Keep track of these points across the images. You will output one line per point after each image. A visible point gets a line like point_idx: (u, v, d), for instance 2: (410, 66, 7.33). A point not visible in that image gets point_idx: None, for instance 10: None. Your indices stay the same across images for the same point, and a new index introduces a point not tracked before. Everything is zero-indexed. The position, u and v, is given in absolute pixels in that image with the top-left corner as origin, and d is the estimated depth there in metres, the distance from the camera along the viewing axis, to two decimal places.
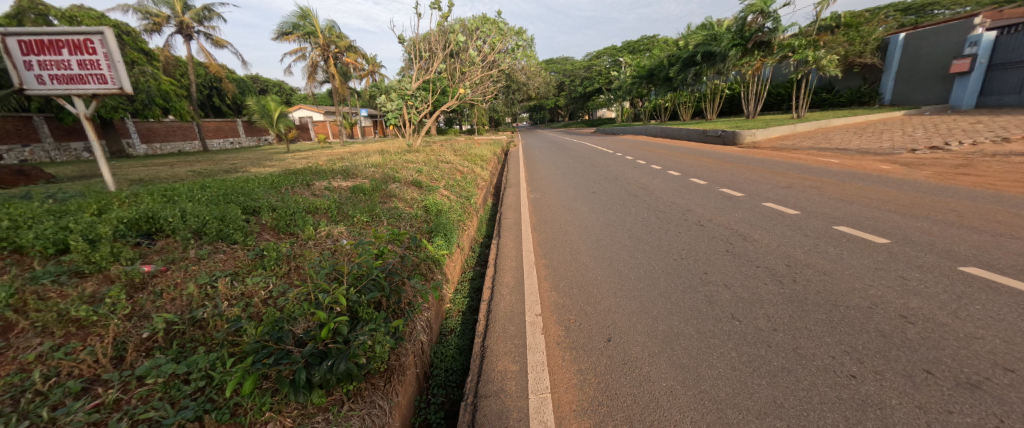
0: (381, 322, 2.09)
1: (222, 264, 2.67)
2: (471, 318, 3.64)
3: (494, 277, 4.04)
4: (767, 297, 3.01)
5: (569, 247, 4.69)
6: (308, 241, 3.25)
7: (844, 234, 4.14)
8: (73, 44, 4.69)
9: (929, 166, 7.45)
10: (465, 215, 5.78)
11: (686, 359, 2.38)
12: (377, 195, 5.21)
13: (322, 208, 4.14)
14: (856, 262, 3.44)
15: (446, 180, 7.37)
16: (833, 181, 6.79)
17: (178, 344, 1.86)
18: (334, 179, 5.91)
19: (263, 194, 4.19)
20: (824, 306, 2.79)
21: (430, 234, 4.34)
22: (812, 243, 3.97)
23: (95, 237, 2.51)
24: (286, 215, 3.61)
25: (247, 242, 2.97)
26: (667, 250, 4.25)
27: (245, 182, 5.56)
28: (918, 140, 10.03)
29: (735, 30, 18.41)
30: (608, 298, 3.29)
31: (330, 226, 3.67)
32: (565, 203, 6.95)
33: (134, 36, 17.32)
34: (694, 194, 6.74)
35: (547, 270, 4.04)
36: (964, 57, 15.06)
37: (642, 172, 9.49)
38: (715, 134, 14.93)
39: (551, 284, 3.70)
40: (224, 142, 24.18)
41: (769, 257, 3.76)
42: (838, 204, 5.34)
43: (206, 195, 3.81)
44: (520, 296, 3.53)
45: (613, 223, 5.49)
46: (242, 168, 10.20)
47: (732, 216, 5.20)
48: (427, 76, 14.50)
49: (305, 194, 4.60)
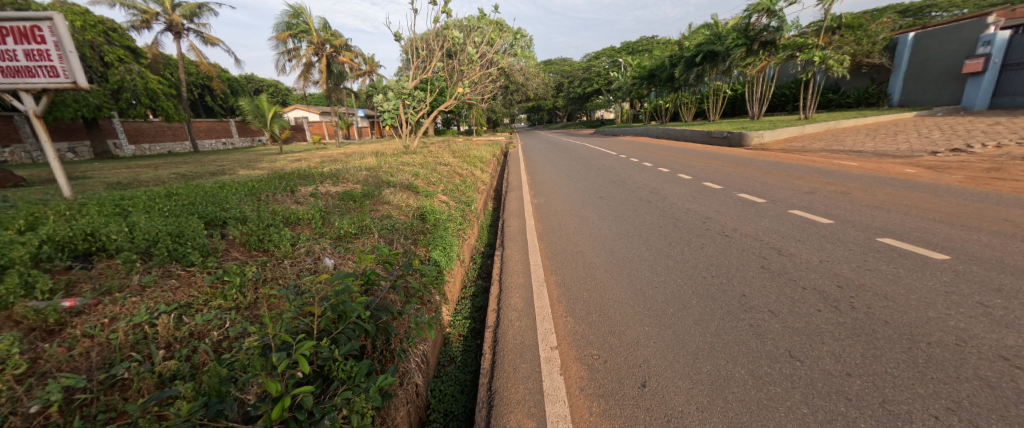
0: (362, 380, 1.59)
1: (171, 295, 2.18)
2: (473, 344, 3.18)
3: (498, 297, 3.56)
4: (827, 329, 2.55)
5: (581, 260, 4.23)
6: (283, 260, 2.78)
7: (893, 248, 3.68)
8: (18, 32, 4.25)
9: (957, 170, 7.03)
10: (465, 222, 5.30)
11: (748, 417, 1.91)
12: (368, 202, 4.71)
13: (304, 217, 3.65)
14: (918, 283, 2.99)
15: (445, 184, 6.87)
16: (860, 186, 6.35)
17: (81, 419, 1.37)
18: (321, 184, 5.40)
19: (236, 202, 3.68)
20: (899, 343, 2.33)
21: (427, 247, 3.85)
22: (859, 259, 3.51)
23: (6, 263, 2.03)
24: (259, 229, 3.10)
25: (207, 263, 2.48)
26: (693, 265, 3.79)
27: (221, 186, 5.04)
28: (937, 142, 9.62)
29: (739, 29, 17.96)
30: (633, 327, 2.82)
31: (311, 241, 3.19)
32: (572, 209, 6.50)
33: (121, 33, 16.72)
34: (710, 200, 6.28)
35: (559, 289, 3.56)
36: (977, 57, 14.73)
37: (649, 175, 9.04)
38: (721, 135, 14.51)
39: (566, 308, 3.21)
40: (216, 142, 23.61)
41: (814, 276, 3.28)
42: (872, 212, 4.89)
43: (168, 205, 3.31)
44: (530, 321, 3.05)
45: (626, 233, 5.02)
46: (231, 171, 9.72)
47: (758, 226, 4.74)
48: (424, 75, 13.99)
49: (288, 201, 4.11)
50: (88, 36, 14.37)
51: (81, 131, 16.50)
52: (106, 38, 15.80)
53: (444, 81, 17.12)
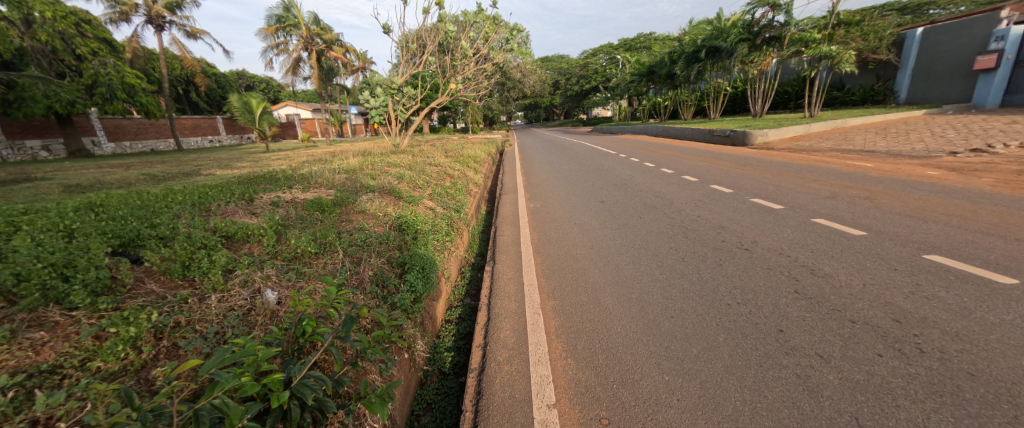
0: None
1: (30, 357, 1.60)
2: (455, 385, 2.62)
3: (486, 327, 2.99)
4: (897, 383, 2.01)
5: (582, 279, 3.67)
6: (210, 295, 2.22)
7: (944, 268, 3.18)
8: None
9: (985, 172, 6.52)
10: (452, 232, 4.69)
11: None
12: (339, 211, 4.12)
13: (255, 233, 3.07)
14: (996, 318, 2.46)
15: (432, 187, 6.30)
16: (884, 190, 5.85)
17: None
18: (289, 189, 4.80)
19: (169, 216, 3.08)
20: (999, 409, 1.80)
21: (402, 268, 3.27)
22: (910, 283, 2.98)
23: None
24: (186, 251, 2.52)
25: (97, 305, 1.90)
26: (712, 288, 3.24)
27: (169, 193, 4.39)
28: (956, 141, 9.13)
29: (743, 25, 17.43)
30: (650, 375, 2.27)
31: (255, 266, 2.61)
32: (571, 215, 5.95)
33: (96, 25, 15.93)
34: (721, 205, 5.73)
35: (558, 319, 3.00)
36: (990, 53, 14.33)
37: (652, 176, 8.48)
38: (723, 134, 13.99)
39: (566, 345, 2.66)
40: (201, 140, 22.85)
41: (862, 306, 2.75)
42: (907, 222, 4.36)
43: (76, 222, 2.71)
44: (523, 365, 2.49)
45: (632, 245, 4.45)
46: (207, 171, 9.09)
47: (781, 238, 4.21)
48: (416, 70, 13.30)
49: (240, 213, 3.51)
50: (58, 27, 13.69)
51: (55, 129, 15.79)
52: (79, 30, 15.01)
53: (437, 77, 16.45)
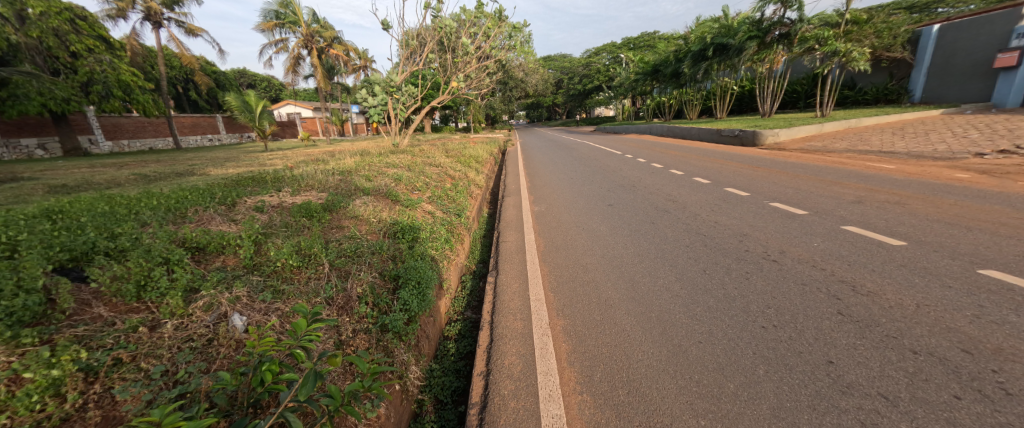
0: None
1: None
2: (453, 417, 2.28)
3: (488, 351, 2.64)
4: None
5: (595, 293, 3.33)
6: (166, 322, 1.89)
7: (1006, 286, 2.81)
8: None
9: (1019, 175, 6.14)
10: (452, 238, 4.35)
11: None
12: (329, 217, 3.79)
13: (231, 244, 2.75)
14: None
15: (432, 189, 5.97)
16: (913, 194, 5.47)
17: None
18: (276, 193, 4.46)
19: (131, 225, 2.73)
20: None
21: (395, 281, 2.92)
22: (971, 305, 2.61)
23: None
24: (142, 268, 2.17)
25: (16, 340, 1.56)
26: (742, 307, 2.88)
27: (143, 196, 4.04)
28: (979, 142, 8.74)
29: (752, 22, 16.94)
30: (681, 419, 1.92)
31: (223, 285, 2.27)
32: (577, 219, 5.61)
33: (92, 22, 15.69)
34: (739, 210, 5.37)
35: (569, 343, 2.66)
36: (1012, 50, 13.94)
37: (661, 178, 8.13)
38: (731, 134, 13.61)
39: (580, 375, 2.33)
40: (201, 138, 22.64)
41: (921, 332, 2.39)
42: (949, 230, 3.98)
43: (18, 233, 2.37)
44: (532, 401, 2.15)
45: (646, 255, 4.08)
46: (200, 170, 8.82)
47: (811, 248, 3.85)
48: (414, 68, 12.89)
49: (217, 220, 3.18)
50: (52, 23, 13.43)
51: (51, 127, 15.56)
52: (74, 26, 14.76)
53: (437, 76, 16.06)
